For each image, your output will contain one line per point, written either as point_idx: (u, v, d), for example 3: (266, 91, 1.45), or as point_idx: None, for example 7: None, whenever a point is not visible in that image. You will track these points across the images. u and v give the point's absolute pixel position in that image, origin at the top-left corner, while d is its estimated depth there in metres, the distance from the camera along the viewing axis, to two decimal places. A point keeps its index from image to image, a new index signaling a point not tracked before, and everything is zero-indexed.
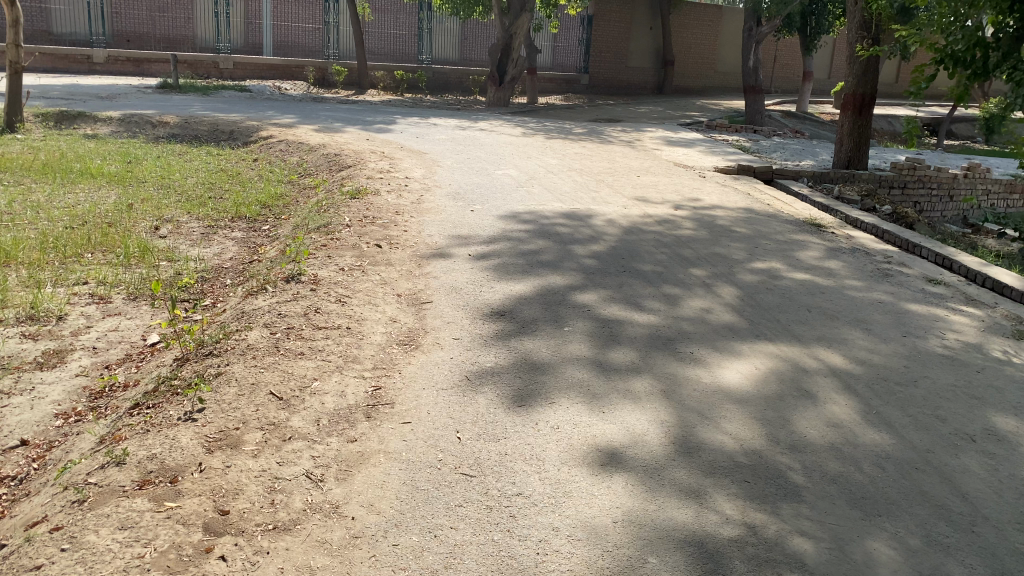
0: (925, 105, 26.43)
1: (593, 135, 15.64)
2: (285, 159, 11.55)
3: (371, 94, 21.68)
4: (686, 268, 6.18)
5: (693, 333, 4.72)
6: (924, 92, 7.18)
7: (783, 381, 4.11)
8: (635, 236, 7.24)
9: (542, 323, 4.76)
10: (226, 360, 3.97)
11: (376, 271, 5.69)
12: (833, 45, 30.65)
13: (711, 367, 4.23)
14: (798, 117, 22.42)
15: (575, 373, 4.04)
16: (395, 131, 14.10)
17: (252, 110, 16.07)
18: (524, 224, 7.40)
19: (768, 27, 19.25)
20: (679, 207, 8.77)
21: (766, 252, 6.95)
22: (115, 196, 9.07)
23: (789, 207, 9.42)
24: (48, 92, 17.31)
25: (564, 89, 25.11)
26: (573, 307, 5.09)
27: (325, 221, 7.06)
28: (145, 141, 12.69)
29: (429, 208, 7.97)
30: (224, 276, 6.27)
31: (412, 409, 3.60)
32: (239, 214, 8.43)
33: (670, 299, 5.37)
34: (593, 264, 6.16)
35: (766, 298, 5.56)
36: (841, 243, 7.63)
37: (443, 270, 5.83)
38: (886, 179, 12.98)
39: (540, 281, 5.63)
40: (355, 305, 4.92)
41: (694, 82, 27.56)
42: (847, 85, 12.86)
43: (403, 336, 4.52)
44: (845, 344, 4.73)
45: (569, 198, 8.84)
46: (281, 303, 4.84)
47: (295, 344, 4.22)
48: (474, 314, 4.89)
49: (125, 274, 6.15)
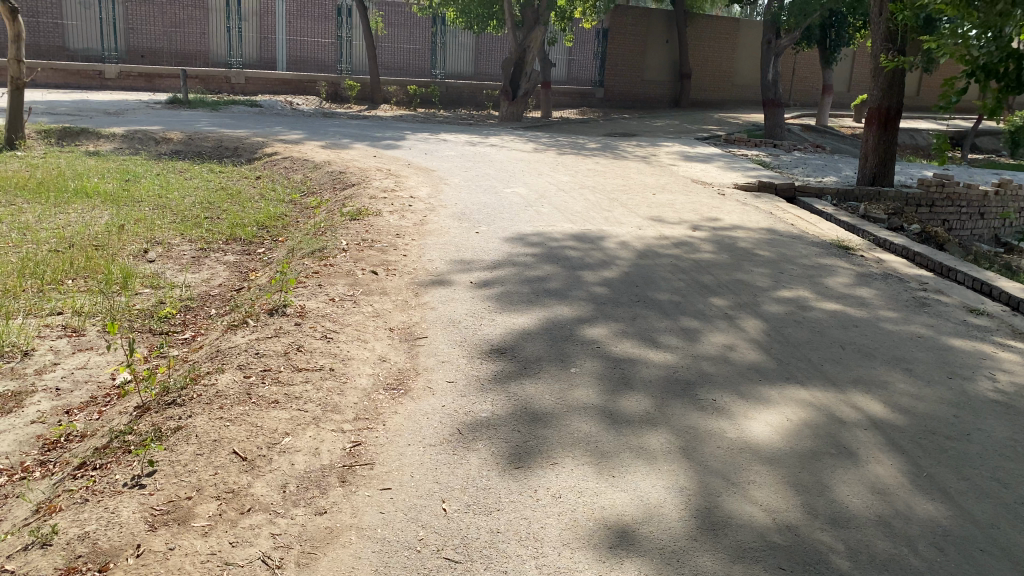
0: (949, 119, 25.86)
1: (607, 150, 15.23)
2: (289, 177, 11.18)
3: (384, 109, 21.36)
4: (706, 297, 5.72)
5: (715, 376, 4.23)
6: (955, 107, 6.43)
7: (818, 434, 3.62)
8: (651, 260, 6.77)
9: (546, 363, 4.30)
10: (188, 412, 3.52)
11: (369, 302, 5.25)
12: (853, 57, 30.14)
13: (736, 418, 3.74)
14: (818, 130, 21.93)
15: (584, 425, 3.57)
16: (404, 147, 13.74)
17: (260, 126, 15.75)
18: (532, 248, 6.97)
19: (788, 38, 18.79)
20: (697, 227, 8.31)
21: (792, 278, 6.47)
22: (108, 216, 8.72)
23: (814, 227, 8.95)
24: (55, 108, 17.08)
25: (579, 103, 24.71)
26: (581, 343, 4.63)
27: (320, 245, 6.67)
28: (146, 158, 12.37)
29: (433, 229, 7.56)
30: (209, 305, 5.88)
31: (393, 470, 3.15)
32: (234, 236, 8.05)
33: (688, 334, 4.89)
34: (604, 292, 5.71)
35: (794, 332, 5.07)
36: (871, 268, 7.14)
37: (442, 300, 5.40)
38: (913, 197, 12.46)
39: (545, 312, 5.18)
40: (341, 342, 4.48)
41: (711, 96, 27.10)
42: (872, 99, 12.32)
43: (392, 380, 4.07)
44: (885, 389, 4.24)
45: (580, 218, 8.39)
46: (259, 341, 4.40)
47: (268, 390, 3.78)
48: (472, 352, 4.44)
49: (103, 302, 5.76)
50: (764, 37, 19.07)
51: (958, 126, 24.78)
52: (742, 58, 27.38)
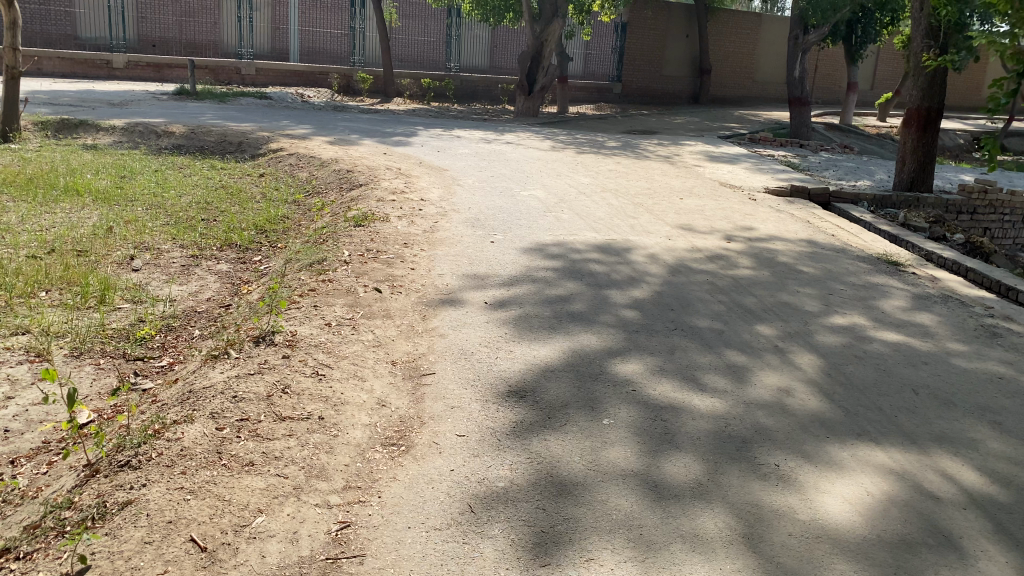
0: (977, 121, 25.02)
1: (628, 149, 14.55)
2: (294, 176, 10.57)
3: (397, 103, 20.70)
4: (751, 325, 5.08)
5: (774, 432, 3.57)
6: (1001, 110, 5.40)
7: (910, 516, 2.98)
8: (685, 277, 6.11)
9: (573, 410, 3.64)
10: (142, 478, 2.91)
11: (370, 328, 4.63)
12: (878, 55, 29.31)
13: (806, 492, 3.10)
14: (843, 129, 21.16)
15: (624, 503, 2.93)
16: (415, 143, 13.10)
17: (266, 120, 15.13)
18: (552, 260, 6.33)
19: (816, 34, 18.01)
20: (731, 238, 7.65)
21: (843, 301, 5.81)
22: (98, 217, 8.13)
23: (857, 238, 8.28)
24: (58, 98, 16.56)
25: (595, 98, 23.86)
26: (613, 383, 3.97)
27: (319, 256, 6.07)
28: (146, 153, 11.79)
29: (445, 238, 6.94)
30: (193, 325, 5.28)
31: (389, 567, 2.54)
32: (229, 241, 7.43)
33: (736, 373, 4.23)
34: (635, 317, 5.05)
35: (857, 371, 4.42)
36: (926, 288, 6.48)
37: (452, 325, 4.76)
38: (953, 204, 11.72)
39: (569, 341, 4.54)
40: (335, 381, 3.85)
41: (732, 92, 26.30)
42: (910, 100, 11.57)
43: (391, 431, 3.44)
44: (974, 448, 3.57)
45: (604, 226, 7.75)
46: (238, 379, 3.78)
47: (242, 449, 3.16)
48: (487, 394, 3.80)
49: (74, 320, 5.16)
50: (792, 34, 18.28)
51: (988, 126, 23.97)
52: (765, 54, 26.62)
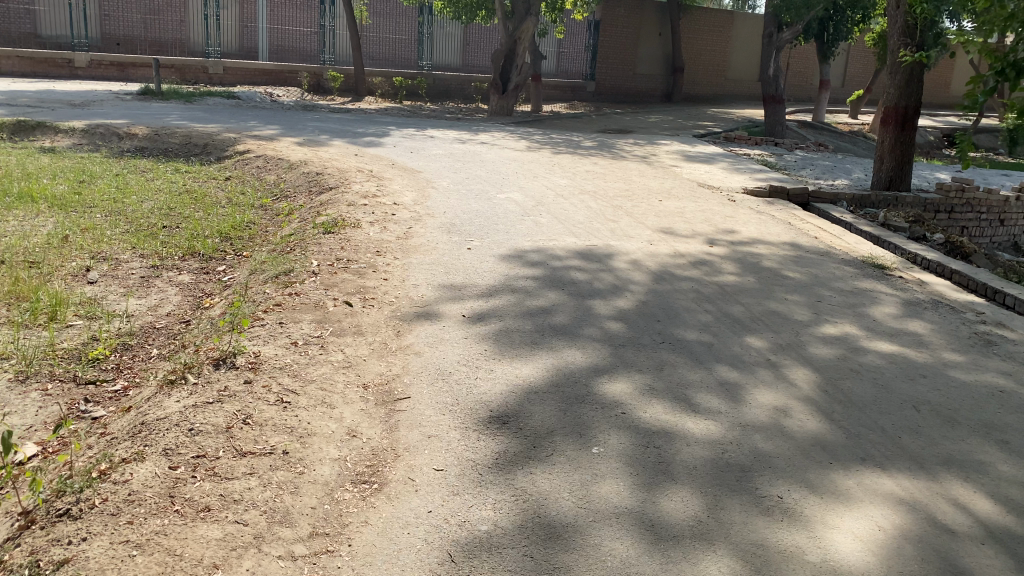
0: (947, 118, 25.15)
1: (604, 149, 14.32)
2: (261, 178, 10.20)
3: (369, 102, 20.32)
4: (741, 336, 4.85)
5: (774, 458, 3.34)
6: (979, 106, 4.94)
7: (926, 555, 2.76)
8: (669, 285, 5.88)
9: (559, 438, 3.39)
10: (83, 531, 2.63)
11: (339, 347, 4.33)
12: (849, 52, 29.40)
13: (813, 527, 2.87)
14: (817, 126, 21.12)
15: (619, 547, 2.69)
16: (386, 144, 12.77)
17: (233, 120, 14.71)
18: (531, 268, 6.07)
19: (790, 32, 17.91)
20: (714, 242, 7.44)
21: (833, 309, 5.61)
22: (53, 225, 7.74)
23: (840, 240, 8.11)
24: (16, 99, 15.99)
25: (569, 97, 23.62)
26: (601, 406, 3.72)
27: (285, 267, 5.76)
28: (107, 155, 11.37)
29: (418, 244, 6.65)
30: (152, 343, 4.95)
31: None
32: (192, 250, 7.09)
33: (729, 392, 4.00)
34: (620, 330, 4.81)
35: (855, 387, 4.20)
36: (914, 292, 6.31)
37: (428, 341, 4.49)
38: (931, 202, 11.62)
39: (552, 358, 4.29)
40: (301, 409, 3.56)
41: (706, 90, 26.23)
42: (888, 98, 11.46)
43: (362, 467, 3.17)
44: (984, 473, 3.37)
45: (584, 230, 7.51)
46: (196, 408, 3.48)
47: (198, 491, 2.87)
48: (466, 421, 3.53)
49: (21, 340, 4.80)
50: (766, 31, 18.18)
51: (958, 123, 24.08)
52: (737, 51, 26.57)
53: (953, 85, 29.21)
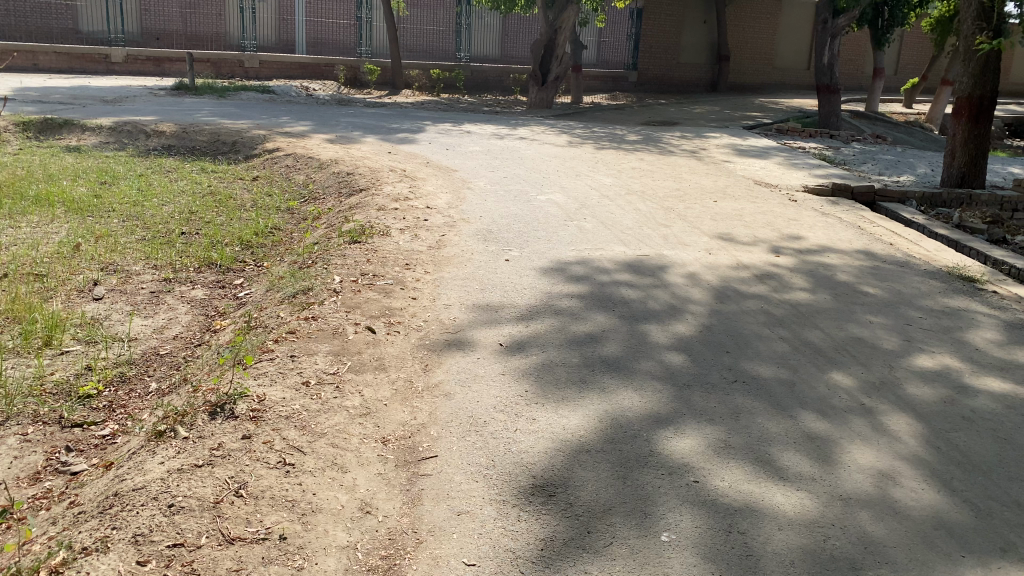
0: (1010, 107, 23.82)
1: (650, 143, 13.55)
2: (290, 179, 9.68)
3: (406, 95, 19.77)
4: (825, 372, 4.16)
5: (890, 549, 2.68)
6: None
7: None
8: (734, 305, 5.18)
9: (618, 519, 2.75)
10: None
11: (357, 388, 3.73)
12: (901, 39, 28.09)
13: None
14: (872, 117, 20.04)
15: None
16: (421, 140, 12.19)
17: (265, 116, 14.22)
18: (578, 284, 5.42)
19: (846, 18, 16.83)
20: (778, 250, 6.72)
21: (925, 335, 4.87)
22: (66, 231, 7.27)
23: (916, 246, 7.30)
24: (49, 95, 15.70)
25: (610, 87, 22.83)
26: (666, 471, 3.07)
27: (304, 285, 5.19)
28: (133, 154, 10.96)
29: (451, 255, 6.04)
30: (152, 374, 4.41)
31: None
32: (209, 260, 6.56)
33: (821, 450, 3.32)
34: (684, 364, 4.14)
35: (972, 443, 3.48)
36: (1014, 311, 5.52)
37: (460, 380, 3.85)
38: (1009, 200, 10.53)
39: (604, 404, 3.63)
40: (307, 475, 2.96)
41: (753, 79, 25.23)
42: (959, 88, 10.58)
43: (376, 560, 2.57)
44: None
45: (633, 237, 6.84)
46: (180, 474, 2.91)
47: None
48: (505, 491, 2.91)
49: (7, 372, 4.28)
50: (819, 18, 16.95)
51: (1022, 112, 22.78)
52: (786, 38, 25.47)
53: (1013, 72, 27.74)
